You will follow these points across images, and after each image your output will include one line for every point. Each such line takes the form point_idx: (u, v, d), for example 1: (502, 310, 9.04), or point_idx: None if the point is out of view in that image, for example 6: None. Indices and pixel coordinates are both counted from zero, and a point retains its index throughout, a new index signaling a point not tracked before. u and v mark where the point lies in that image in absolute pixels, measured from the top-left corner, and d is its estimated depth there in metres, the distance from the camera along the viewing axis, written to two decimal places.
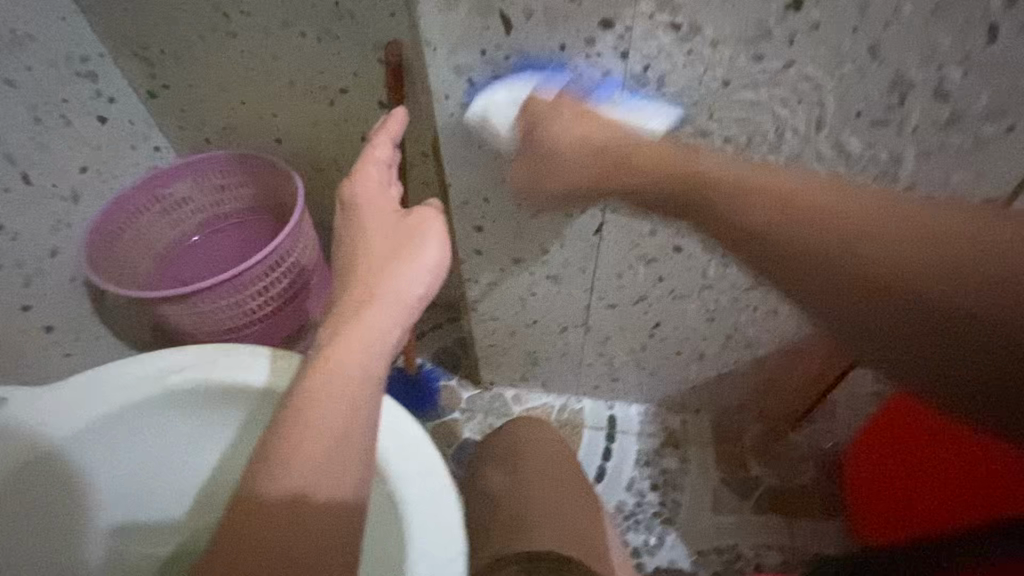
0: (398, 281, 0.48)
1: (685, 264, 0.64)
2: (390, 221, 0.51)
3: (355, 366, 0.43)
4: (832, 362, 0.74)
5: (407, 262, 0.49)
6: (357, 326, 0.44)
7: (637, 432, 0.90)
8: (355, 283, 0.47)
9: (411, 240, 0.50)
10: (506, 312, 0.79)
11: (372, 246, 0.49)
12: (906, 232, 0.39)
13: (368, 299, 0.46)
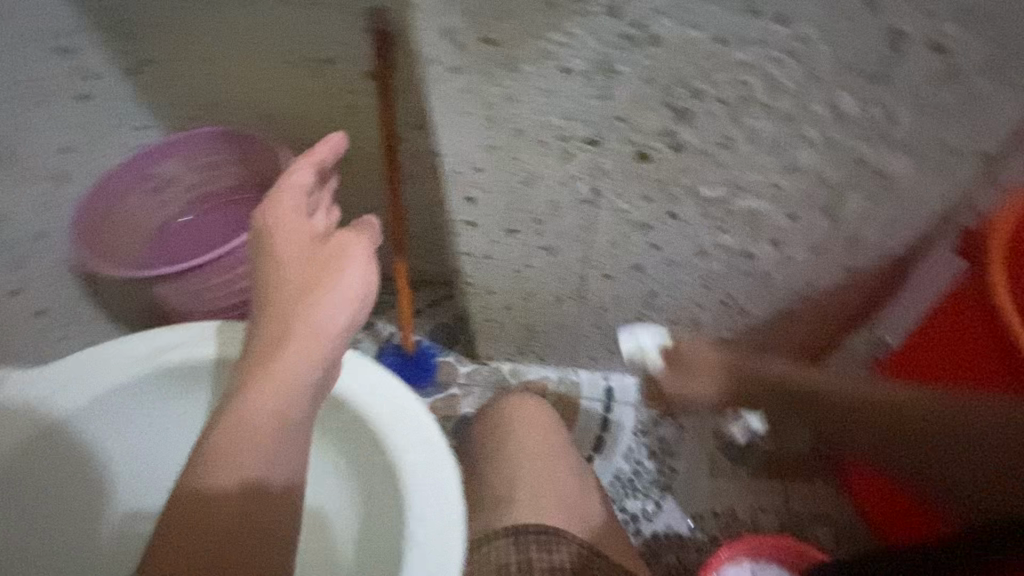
0: (311, 317, 0.47)
1: (678, 231, 0.63)
2: (309, 254, 0.50)
3: (271, 403, 0.43)
4: (828, 325, 0.75)
5: (325, 290, 0.48)
6: (272, 366, 0.44)
7: (635, 401, 0.91)
8: (272, 321, 0.47)
9: (327, 272, 0.49)
10: (502, 285, 0.79)
11: (289, 278, 0.49)
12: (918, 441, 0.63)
13: (288, 335, 0.46)
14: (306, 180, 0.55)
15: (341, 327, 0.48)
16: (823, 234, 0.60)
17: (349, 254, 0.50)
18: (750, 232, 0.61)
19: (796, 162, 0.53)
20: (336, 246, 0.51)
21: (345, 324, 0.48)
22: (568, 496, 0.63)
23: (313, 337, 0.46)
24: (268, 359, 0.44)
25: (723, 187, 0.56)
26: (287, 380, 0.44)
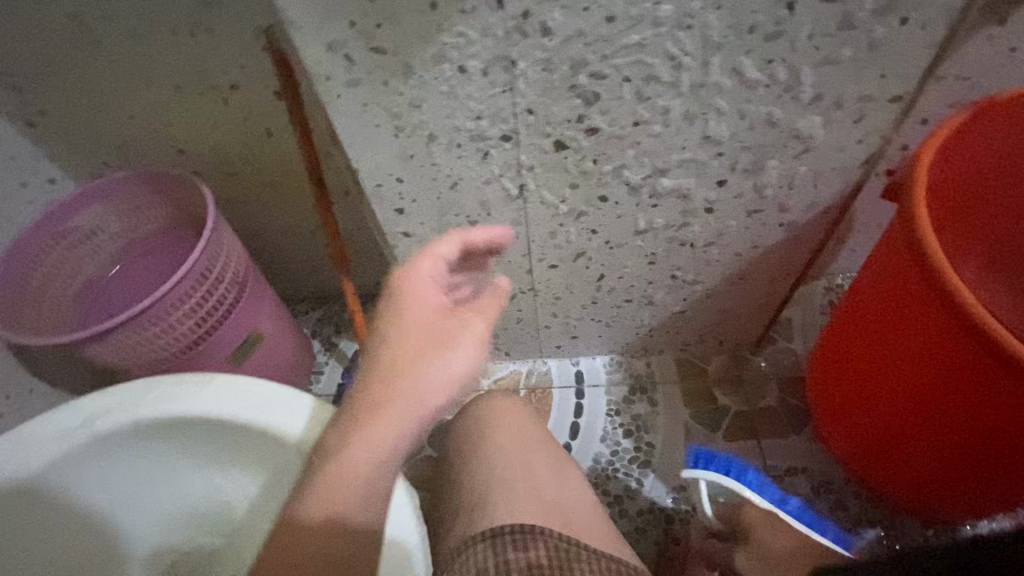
0: (422, 387, 0.44)
1: (613, 213, 0.63)
2: (431, 328, 0.46)
3: (378, 452, 0.42)
4: (779, 282, 0.75)
5: (441, 364, 0.45)
6: (373, 428, 0.43)
7: (606, 382, 0.92)
8: (384, 378, 0.44)
9: (444, 347, 0.46)
10: None
11: (403, 346, 0.45)
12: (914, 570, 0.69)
13: (392, 402, 0.43)
14: (448, 255, 0.50)
15: (444, 402, 0.45)
16: (754, 196, 0.60)
17: (468, 330, 0.47)
18: (682, 204, 0.61)
19: (713, 130, 0.52)
20: (457, 321, 0.47)
21: (447, 399, 0.45)
22: (543, 492, 0.61)
23: (417, 409, 0.44)
24: (370, 420, 0.43)
25: (646, 164, 0.56)
26: (390, 438, 0.43)
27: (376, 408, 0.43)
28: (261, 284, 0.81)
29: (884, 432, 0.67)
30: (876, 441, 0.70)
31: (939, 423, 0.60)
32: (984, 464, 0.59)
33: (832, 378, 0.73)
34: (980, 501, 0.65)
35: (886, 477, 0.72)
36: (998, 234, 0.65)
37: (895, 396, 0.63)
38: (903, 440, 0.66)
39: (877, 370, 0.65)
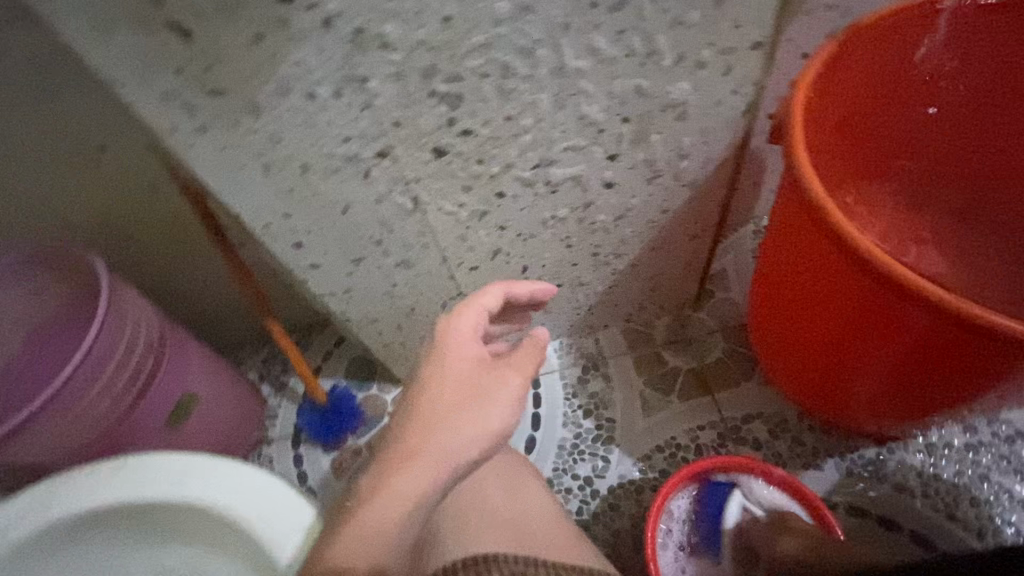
0: (460, 436, 0.47)
1: (516, 205, 0.62)
2: (473, 376, 0.50)
3: (415, 493, 0.45)
4: (699, 237, 0.75)
5: (481, 411, 0.48)
6: (411, 467, 0.46)
7: (559, 367, 0.92)
8: (423, 421, 0.48)
9: (484, 397, 0.49)
10: (380, 310, 0.76)
11: (444, 391, 0.49)
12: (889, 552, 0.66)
13: (430, 446, 0.46)
14: (487, 303, 0.57)
15: (479, 453, 0.48)
16: (648, 163, 0.59)
17: (509, 387, 0.50)
18: (580, 184, 0.60)
19: (586, 107, 0.51)
20: (495, 376, 0.50)
21: (483, 448, 0.48)
22: (498, 511, 0.61)
23: (451, 454, 0.47)
24: (408, 461, 0.46)
25: (533, 152, 0.55)
26: (427, 482, 0.45)
27: (416, 451, 0.46)
28: (183, 342, 0.77)
29: (827, 364, 0.68)
30: (822, 374, 0.70)
31: (871, 344, 0.60)
32: (929, 373, 0.59)
33: (769, 320, 0.74)
34: (936, 408, 0.64)
35: (834, 407, 0.73)
36: (876, 157, 0.69)
37: (828, 327, 0.63)
38: (847, 367, 0.66)
39: (804, 304, 0.65)
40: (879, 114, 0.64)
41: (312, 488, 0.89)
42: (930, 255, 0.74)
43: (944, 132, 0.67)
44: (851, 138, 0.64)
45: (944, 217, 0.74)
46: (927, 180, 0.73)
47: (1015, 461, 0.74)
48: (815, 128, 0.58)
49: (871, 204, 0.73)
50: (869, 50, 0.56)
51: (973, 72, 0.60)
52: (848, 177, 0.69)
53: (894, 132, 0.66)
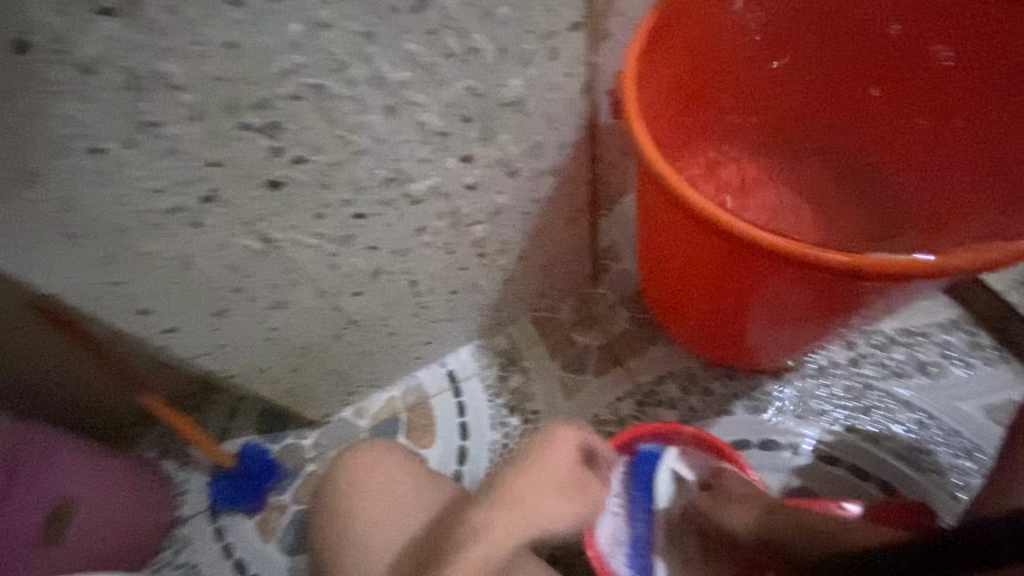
0: (559, 514, 0.58)
1: (380, 224, 0.59)
2: (576, 469, 0.61)
3: (513, 542, 0.54)
4: (578, 216, 0.78)
5: (580, 499, 0.60)
6: (519, 520, 0.55)
7: (477, 370, 0.91)
8: (525, 481, 0.58)
9: (584, 490, 0.60)
10: (268, 358, 0.70)
11: (557, 470, 0.59)
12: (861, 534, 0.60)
13: (536, 506, 0.57)
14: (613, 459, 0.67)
15: (565, 528, 0.58)
16: (504, 155, 0.59)
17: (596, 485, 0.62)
18: (440, 188, 0.59)
19: (424, 113, 0.50)
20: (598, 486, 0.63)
21: (572, 526, 0.59)
22: None
23: (546, 523, 0.57)
24: (518, 510, 0.56)
25: (380, 166, 0.52)
26: (522, 538, 0.55)
27: (522, 508, 0.56)
28: (42, 441, 0.68)
29: (717, 312, 0.69)
30: (716, 322, 0.72)
31: (746, 287, 0.62)
32: (805, 301, 0.61)
33: (659, 282, 0.75)
34: (820, 331, 0.68)
35: (733, 350, 0.76)
36: (719, 117, 0.73)
37: (707, 278, 0.65)
38: (734, 311, 0.68)
39: (682, 261, 0.66)
40: (712, 77, 0.66)
41: (240, 560, 0.82)
42: (780, 205, 0.80)
43: (772, 87, 0.72)
44: (691, 103, 0.67)
45: (786, 168, 0.80)
46: (766, 134, 0.78)
47: (893, 365, 0.77)
48: (652, 99, 0.59)
49: (722, 163, 0.77)
50: (689, 16, 0.58)
51: (786, 27, 0.65)
52: (695, 141, 0.72)
53: (731, 91, 0.70)
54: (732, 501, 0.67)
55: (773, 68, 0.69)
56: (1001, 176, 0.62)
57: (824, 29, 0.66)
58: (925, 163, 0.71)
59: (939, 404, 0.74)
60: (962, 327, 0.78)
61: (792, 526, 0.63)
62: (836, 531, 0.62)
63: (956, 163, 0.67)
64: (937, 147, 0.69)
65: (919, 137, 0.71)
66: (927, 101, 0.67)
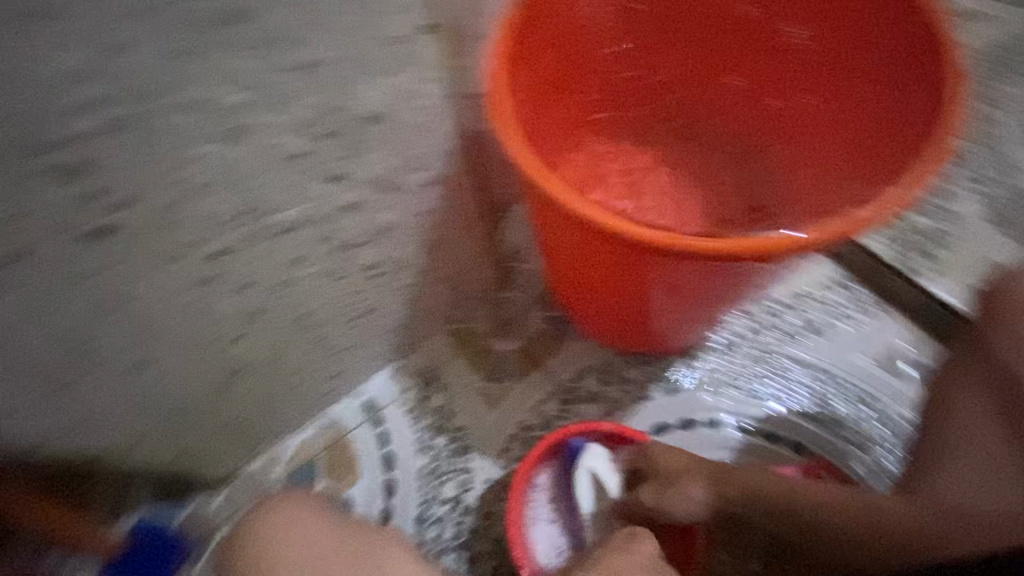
0: None
1: (247, 259, 0.55)
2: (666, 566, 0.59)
3: None
4: (474, 221, 0.75)
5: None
6: None
7: (396, 395, 0.85)
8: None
9: None
10: (145, 413, 0.65)
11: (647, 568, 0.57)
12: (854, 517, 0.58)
13: None
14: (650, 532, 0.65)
15: None
16: (376, 171, 0.56)
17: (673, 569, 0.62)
18: (309, 213, 0.55)
19: (269, 138, 0.47)
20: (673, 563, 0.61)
21: None
22: None
23: None
24: None
25: (229, 198, 0.48)
26: None
27: None
28: None
29: (624, 300, 0.69)
30: (623, 310, 0.72)
31: (643, 273, 0.62)
32: (700, 280, 0.62)
33: (564, 276, 0.74)
34: (721, 303, 0.70)
35: (644, 334, 0.76)
36: (593, 111, 0.72)
37: (606, 269, 0.64)
38: (636, 298, 0.68)
39: (579, 255, 0.65)
40: (575, 73, 0.65)
41: None
42: (667, 197, 0.78)
43: (635, 79, 0.71)
44: (564, 99, 0.67)
45: (669, 157, 0.79)
46: (643, 127, 0.77)
47: (789, 327, 0.81)
48: (518, 100, 0.57)
49: (604, 158, 0.76)
50: (546, 16, 0.57)
51: (632, 18, 0.64)
52: (571, 136, 0.71)
53: (596, 86, 0.69)
54: (674, 487, 0.63)
55: (631, 59, 0.68)
56: (858, 145, 0.61)
57: (670, 17, 0.65)
58: (794, 141, 0.69)
59: (831, 358, 0.79)
60: (844, 284, 0.82)
61: (741, 492, 0.63)
62: (789, 489, 0.61)
63: (819, 137, 0.66)
64: (799, 123, 0.68)
65: (782, 116, 0.69)
66: (781, 77, 0.66)
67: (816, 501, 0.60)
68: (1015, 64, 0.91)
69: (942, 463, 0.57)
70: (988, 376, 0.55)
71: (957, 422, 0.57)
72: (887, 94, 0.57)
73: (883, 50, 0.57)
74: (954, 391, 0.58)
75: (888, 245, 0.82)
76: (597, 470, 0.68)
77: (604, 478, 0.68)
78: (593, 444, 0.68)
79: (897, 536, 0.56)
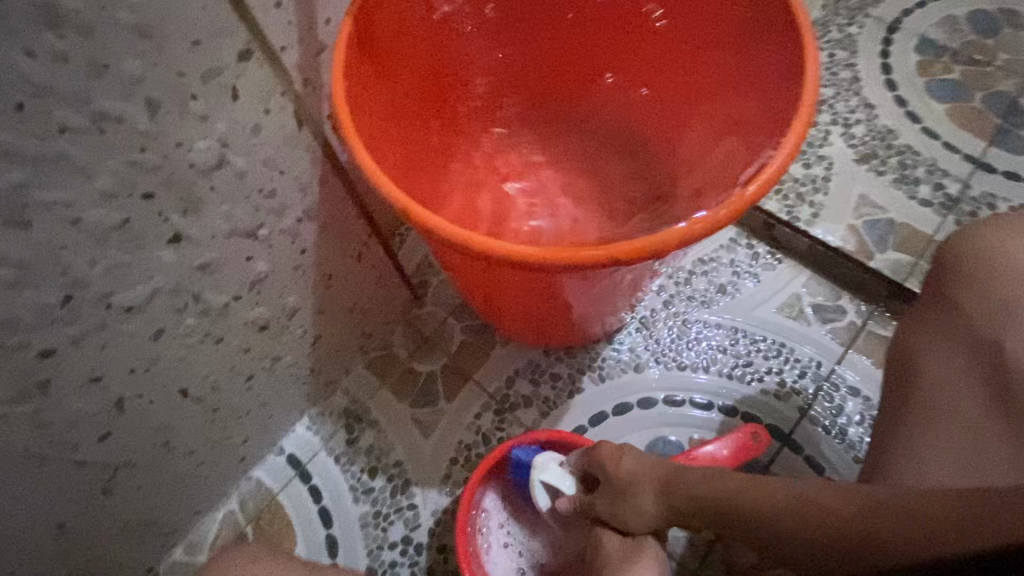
0: None
1: (93, 347, 0.47)
2: None
3: None
4: (367, 247, 0.69)
5: None
6: None
7: (321, 444, 0.78)
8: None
9: None
10: (11, 552, 0.54)
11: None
12: (810, 511, 0.45)
13: None
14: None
15: None
16: (230, 223, 0.50)
17: None
18: (156, 279, 0.48)
19: (79, 214, 0.40)
20: None
21: None
22: None
23: None
24: None
25: (45, 287, 0.41)
26: None
27: None
28: None
29: (536, 301, 0.67)
30: (538, 311, 0.70)
31: (542, 279, 0.59)
32: (604, 274, 0.59)
33: (474, 287, 0.70)
34: (632, 287, 0.69)
35: (565, 329, 0.75)
36: (464, 114, 0.68)
37: (508, 277, 0.60)
38: (547, 297, 0.66)
39: (479, 269, 0.61)
40: (442, 79, 0.62)
41: None
42: (559, 196, 0.75)
43: (510, 75, 0.69)
44: (432, 107, 0.63)
45: (559, 146, 0.77)
46: (527, 123, 0.75)
47: (700, 294, 0.83)
48: (374, 122, 0.53)
49: (491, 160, 0.74)
50: (387, 24, 0.52)
51: (492, 13, 0.61)
52: (451, 143, 0.68)
53: (469, 87, 0.66)
54: (630, 498, 0.56)
55: (501, 55, 0.66)
56: (726, 123, 0.58)
57: (534, 8, 0.62)
58: (670, 127, 0.66)
59: (743, 317, 0.81)
60: (742, 243, 0.85)
61: (689, 501, 0.53)
62: (742, 491, 0.50)
63: (692, 121, 0.63)
64: (675, 107, 0.65)
65: (658, 103, 0.67)
66: (653, 60, 0.64)
67: (764, 502, 0.48)
68: (846, 11, 0.98)
69: (917, 428, 0.51)
70: (957, 332, 0.52)
71: (925, 379, 0.52)
72: (752, 67, 0.55)
73: (741, 22, 0.55)
74: (918, 348, 0.54)
75: (775, 198, 0.86)
76: (549, 479, 0.63)
77: (557, 484, 0.63)
78: (540, 455, 0.64)
79: (835, 530, 0.43)
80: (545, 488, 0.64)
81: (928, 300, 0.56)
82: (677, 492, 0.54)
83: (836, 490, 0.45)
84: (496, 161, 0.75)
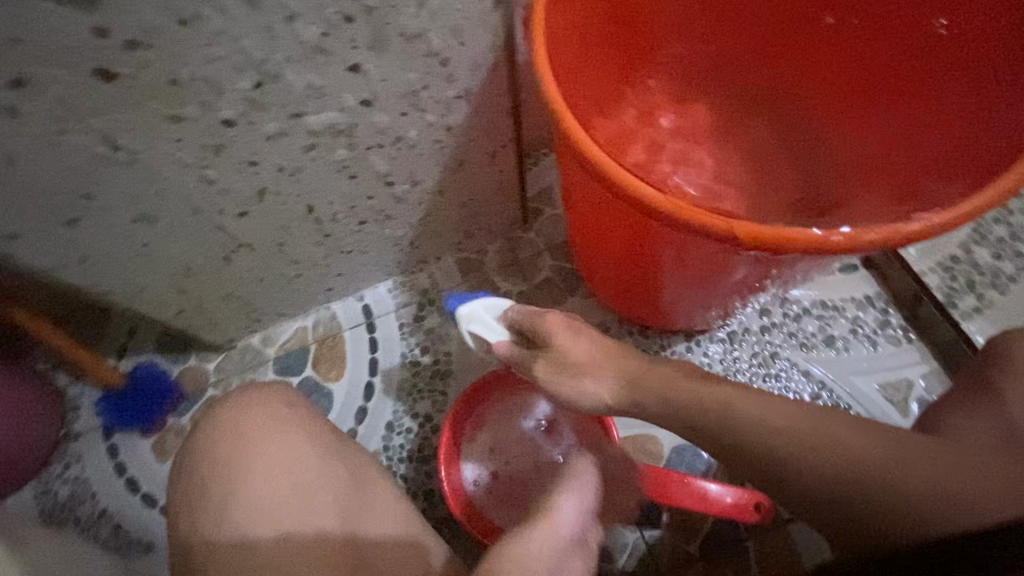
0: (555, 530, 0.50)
1: (261, 138, 0.55)
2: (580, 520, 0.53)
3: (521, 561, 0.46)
4: (502, 151, 0.72)
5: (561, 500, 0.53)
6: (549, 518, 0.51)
7: (393, 307, 0.86)
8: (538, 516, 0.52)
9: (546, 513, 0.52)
10: (151, 273, 0.67)
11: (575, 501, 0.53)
12: (824, 434, 0.42)
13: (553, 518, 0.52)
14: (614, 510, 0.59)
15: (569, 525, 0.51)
16: (402, 75, 0.54)
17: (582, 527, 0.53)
18: (328, 101, 0.54)
19: (294, 17, 0.46)
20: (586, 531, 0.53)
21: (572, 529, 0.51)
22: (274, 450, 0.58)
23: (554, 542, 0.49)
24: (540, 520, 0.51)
25: (247, 70, 0.48)
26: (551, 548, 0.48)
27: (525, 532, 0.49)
28: None
29: (634, 265, 0.66)
30: (630, 276, 0.69)
31: (651, 239, 0.58)
32: (716, 263, 0.57)
33: (581, 228, 0.70)
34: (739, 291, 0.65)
35: (644, 305, 0.74)
36: (653, 57, 0.66)
37: (621, 226, 0.60)
38: (645, 265, 0.64)
39: (600, 208, 0.61)
40: (652, 11, 0.60)
41: (133, 478, 0.79)
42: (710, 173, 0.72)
43: (731, 42, 0.67)
44: (628, 37, 0.62)
45: (729, 127, 0.74)
46: (710, 93, 0.72)
47: (802, 335, 0.76)
48: (570, 28, 0.53)
49: (651, 114, 0.71)
50: None
51: None
52: (629, 80, 0.67)
53: (669, 29, 0.64)
54: (575, 371, 0.52)
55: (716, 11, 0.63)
56: (942, 163, 0.52)
57: None
58: (868, 145, 0.63)
59: (837, 376, 0.74)
60: (877, 305, 0.77)
61: (656, 397, 0.47)
62: (732, 403, 0.44)
63: (896, 144, 0.59)
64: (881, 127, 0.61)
65: (871, 117, 0.62)
66: (878, 70, 0.60)
67: (760, 416, 0.44)
68: None
69: None
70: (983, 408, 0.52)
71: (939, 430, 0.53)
72: (988, 112, 0.50)
73: (1008, 59, 0.49)
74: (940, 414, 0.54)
75: (939, 274, 0.76)
76: (476, 329, 0.63)
77: (484, 333, 0.63)
78: (465, 308, 0.64)
79: (850, 460, 0.41)
80: (473, 335, 0.65)
81: (967, 384, 0.56)
82: (634, 372, 0.50)
83: (868, 429, 0.42)
84: (661, 115, 0.72)
